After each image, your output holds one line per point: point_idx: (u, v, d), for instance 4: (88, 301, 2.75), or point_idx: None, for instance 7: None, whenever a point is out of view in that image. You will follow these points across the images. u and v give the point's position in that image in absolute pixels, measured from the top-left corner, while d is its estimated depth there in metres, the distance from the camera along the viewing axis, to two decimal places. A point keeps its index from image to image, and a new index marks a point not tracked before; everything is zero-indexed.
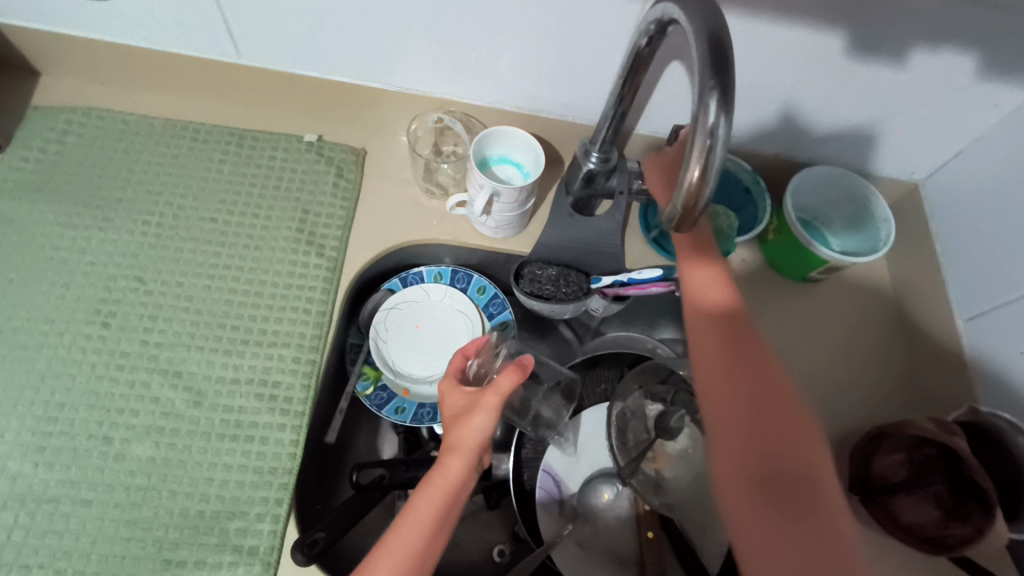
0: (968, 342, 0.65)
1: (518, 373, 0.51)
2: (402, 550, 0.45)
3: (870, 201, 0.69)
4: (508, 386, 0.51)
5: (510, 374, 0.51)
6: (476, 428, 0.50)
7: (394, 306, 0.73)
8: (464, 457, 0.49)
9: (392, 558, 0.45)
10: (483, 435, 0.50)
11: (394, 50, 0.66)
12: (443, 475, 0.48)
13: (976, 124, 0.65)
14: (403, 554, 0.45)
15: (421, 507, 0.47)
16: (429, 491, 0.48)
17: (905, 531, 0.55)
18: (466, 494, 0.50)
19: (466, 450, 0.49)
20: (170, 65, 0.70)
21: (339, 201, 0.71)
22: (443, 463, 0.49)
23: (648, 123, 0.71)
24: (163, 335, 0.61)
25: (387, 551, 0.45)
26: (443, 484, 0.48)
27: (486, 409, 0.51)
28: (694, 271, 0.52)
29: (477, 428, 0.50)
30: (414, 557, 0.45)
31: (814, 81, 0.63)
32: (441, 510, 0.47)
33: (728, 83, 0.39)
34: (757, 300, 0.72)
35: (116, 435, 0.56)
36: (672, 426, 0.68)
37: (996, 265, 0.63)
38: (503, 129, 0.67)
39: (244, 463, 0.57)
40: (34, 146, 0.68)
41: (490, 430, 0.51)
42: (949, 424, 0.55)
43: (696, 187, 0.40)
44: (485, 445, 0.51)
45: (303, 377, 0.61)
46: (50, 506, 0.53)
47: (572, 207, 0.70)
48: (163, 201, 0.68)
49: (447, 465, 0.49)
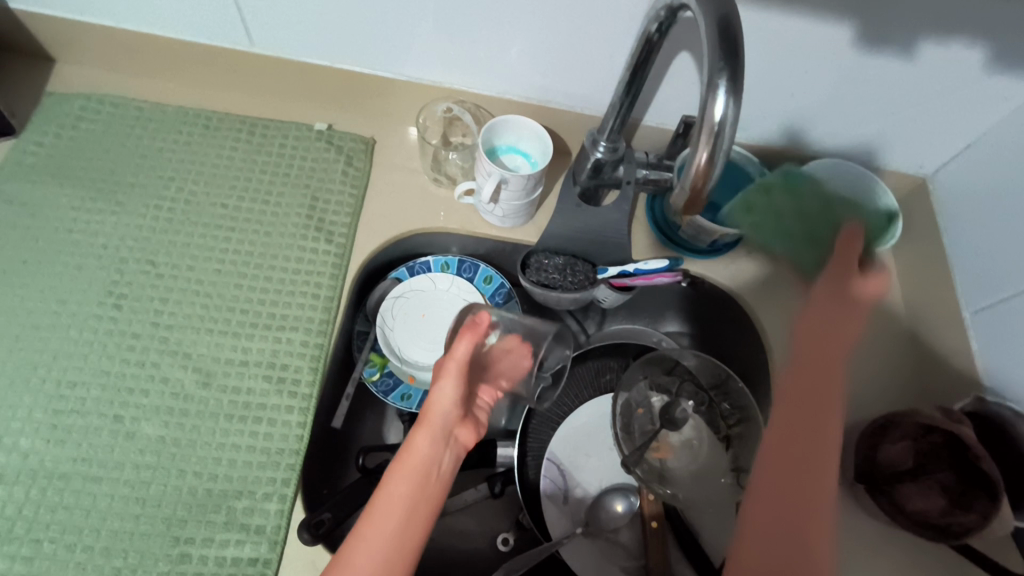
0: (974, 333, 0.64)
1: (471, 336, 0.51)
2: (378, 535, 0.42)
3: (877, 190, 0.69)
4: (463, 350, 0.51)
5: (464, 337, 0.51)
6: (434, 397, 0.50)
7: (401, 294, 0.74)
8: (428, 429, 0.48)
9: (364, 544, 0.42)
10: (445, 404, 0.49)
11: (403, 40, 0.67)
12: (410, 451, 0.47)
13: (984, 117, 0.65)
14: (379, 538, 0.42)
15: (395, 487, 0.45)
16: (402, 471, 0.46)
17: (910, 518, 0.56)
18: (445, 471, 0.47)
19: (428, 423, 0.49)
20: (183, 52, 0.71)
21: (348, 188, 0.71)
22: (410, 438, 0.48)
23: (655, 115, 0.71)
24: (173, 317, 0.62)
25: (364, 536, 0.43)
26: (413, 459, 0.46)
27: (444, 374, 0.51)
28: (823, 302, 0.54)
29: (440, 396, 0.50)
30: (389, 541, 0.42)
31: (823, 72, 0.63)
32: (412, 488, 0.45)
33: (737, 66, 0.40)
34: (764, 295, 0.73)
35: (126, 414, 0.57)
36: (677, 417, 0.70)
37: (1001, 259, 0.63)
38: (512, 118, 0.67)
39: (252, 443, 0.57)
40: (49, 131, 0.69)
41: (453, 396, 0.50)
42: (955, 413, 0.57)
43: (704, 170, 0.42)
44: (456, 416, 0.50)
45: (311, 361, 0.62)
46: (61, 483, 0.54)
47: (578, 197, 0.70)
48: (175, 186, 0.69)
49: (413, 439, 0.48)
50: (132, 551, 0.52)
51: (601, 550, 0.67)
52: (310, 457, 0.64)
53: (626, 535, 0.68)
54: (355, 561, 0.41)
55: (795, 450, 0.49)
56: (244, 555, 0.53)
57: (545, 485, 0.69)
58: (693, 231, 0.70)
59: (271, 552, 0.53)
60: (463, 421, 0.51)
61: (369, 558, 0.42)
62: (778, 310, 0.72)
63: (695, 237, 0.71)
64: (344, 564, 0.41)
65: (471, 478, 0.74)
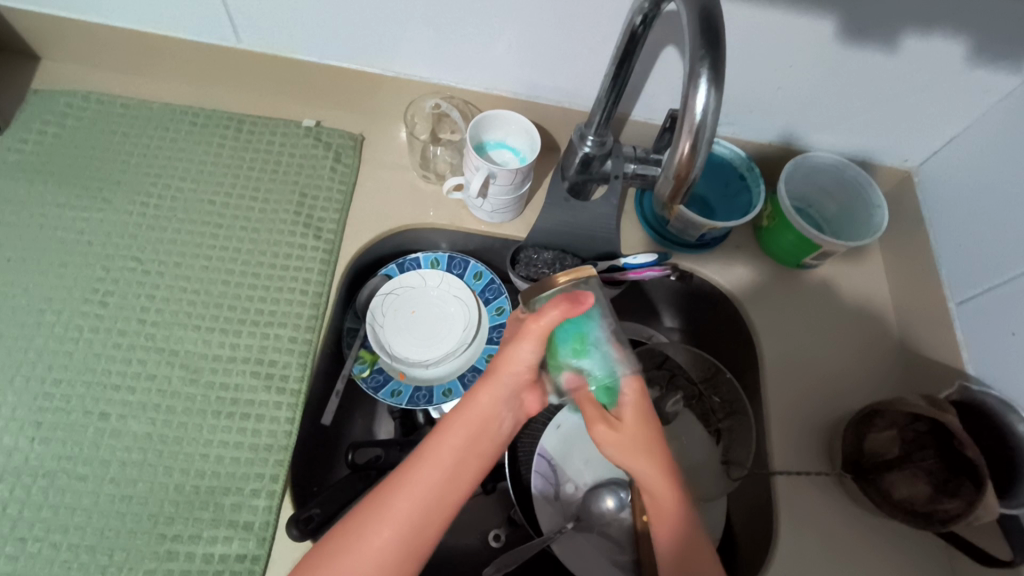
0: (959, 324, 0.65)
1: (568, 306, 0.46)
2: (424, 481, 0.43)
3: (864, 190, 0.71)
4: (552, 318, 0.45)
5: (559, 306, 0.45)
6: (511, 354, 0.46)
7: (390, 291, 0.73)
8: (498, 387, 0.45)
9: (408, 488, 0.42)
10: (518, 364, 0.46)
11: (392, 36, 0.67)
12: (472, 405, 0.45)
13: (967, 110, 0.66)
14: (425, 485, 0.43)
15: (448, 438, 0.44)
16: (459, 426, 0.44)
17: (896, 506, 0.56)
18: (502, 434, 0.45)
19: (500, 381, 0.46)
20: (169, 49, 0.70)
21: (337, 184, 0.71)
22: (476, 392, 0.46)
23: (642, 110, 0.71)
24: (160, 314, 0.62)
25: (411, 479, 0.43)
26: (474, 416, 0.45)
27: (528, 335, 0.46)
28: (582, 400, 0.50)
29: (519, 357, 0.46)
30: (432, 490, 0.42)
31: (808, 65, 0.63)
32: (466, 444, 0.44)
33: (719, 55, 0.41)
34: (754, 290, 0.72)
35: (112, 411, 0.57)
36: (667, 412, 0.69)
37: (985, 248, 0.63)
38: (500, 114, 0.68)
39: (240, 439, 0.57)
40: (34, 128, 0.69)
41: (531, 358, 0.46)
42: (941, 401, 0.57)
43: (687, 159, 0.43)
44: (528, 379, 0.47)
45: (299, 357, 0.62)
46: (46, 481, 0.53)
47: (567, 191, 0.70)
48: (161, 184, 0.68)
49: (479, 394, 0.45)
50: (118, 549, 0.51)
51: (593, 544, 0.67)
52: (298, 454, 0.63)
53: (616, 528, 0.67)
54: (397, 503, 0.42)
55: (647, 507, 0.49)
56: (232, 552, 0.53)
57: (536, 481, 0.69)
58: (680, 224, 0.70)
59: (258, 548, 0.53)
60: (533, 385, 0.47)
61: (410, 503, 0.42)
62: (769, 304, 0.72)
63: (683, 232, 0.71)
64: (385, 502, 0.42)
65: None
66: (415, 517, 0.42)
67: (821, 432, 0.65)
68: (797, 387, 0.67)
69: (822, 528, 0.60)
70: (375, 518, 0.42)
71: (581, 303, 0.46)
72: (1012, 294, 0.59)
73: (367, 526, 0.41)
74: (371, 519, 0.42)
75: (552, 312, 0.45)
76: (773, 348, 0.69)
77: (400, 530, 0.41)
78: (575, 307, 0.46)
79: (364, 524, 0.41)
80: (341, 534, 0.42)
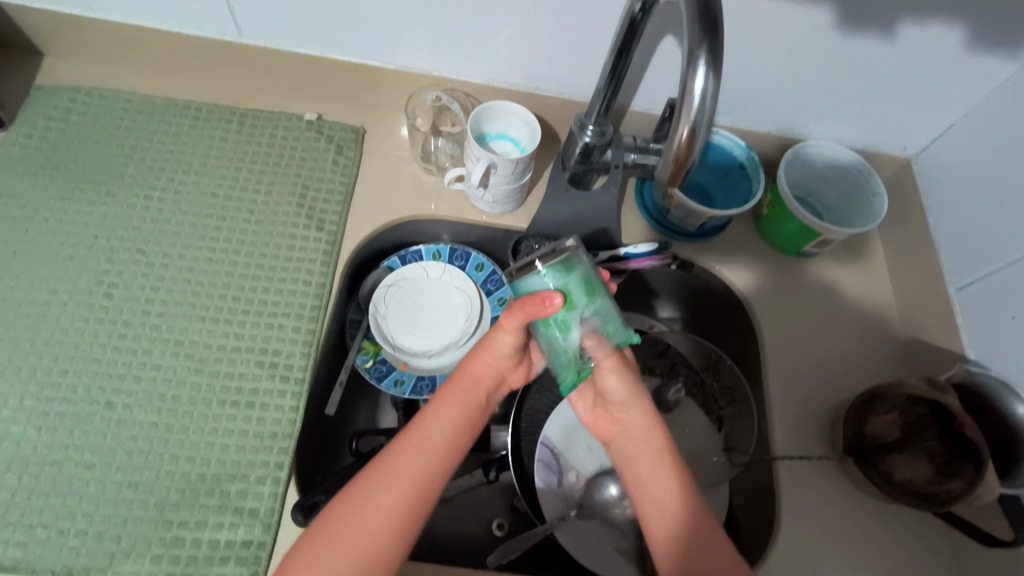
0: (960, 311, 0.65)
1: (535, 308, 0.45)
2: (426, 449, 0.46)
3: (864, 178, 0.71)
4: (517, 320, 0.46)
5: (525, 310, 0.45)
6: (494, 341, 0.49)
7: (394, 282, 0.74)
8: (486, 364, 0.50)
9: (412, 457, 0.46)
10: (502, 348, 0.49)
11: (392, 28, 0.67)
12: (466, 378, 0.50)
13: (964, 97, 0.66)
14: (428, 452, 0.46)
15: (444, 409, 0.48)
16: (454, 398, 0.49)
17: (899, 488, 0.56)
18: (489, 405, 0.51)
19: (488, 359, 0.50)
20: (170, 43, 0.71)
21: (339, 176, 0.72)
22: (465, 368, 0.50)
23: (641, 100, 0.72)
24: (164, 305, 0.62)
25: (412, 448, 0.46)
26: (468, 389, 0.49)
27: (507, 326, 0.48)
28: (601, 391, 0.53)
29: (500, 345, 0.49)
30: (433, 455, 0.46)
31: (805, 54, 0.64)
32: (461, 413, 0.49)
33: (717, 40, 0.42)
34: (753, 279, 0.72)
35: (118, 400, 0.57)
36: (669, 399, 0.70)
37: (983, 234, 0.63)
38: (500, 105, 0.68)
39: (245, 428, 0.58)
40: (39, 123, 0.69)
41: (512, 344, 0.49)
42: (939, 382, 0.57)
43: (686, 144, 0.44)
44: (512, 361, 0.51)
45: (303, 346, 0.62)
46: (54, 469, 0.54)
47: (567, 182, 0.70)
48: (165, 177, 0.69)
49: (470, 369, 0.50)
50: (124, 536, 0.52)
51: (596, 532, 0.67)
52: (301, 445, 0.64)
53: (620, 516, 0.68)
54: (400, 471, 0.45)
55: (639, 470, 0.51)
56: (238, 538, 0.53)
57: (539, 469, 0.70)
58: (681, 213, 0.70)
59: (264, 535, 0.53)
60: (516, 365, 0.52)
61: (415, 468, 0.46)
62: (770, 293, 0.72)
63: (684, 220, 0.71)
64: (390, 469, 0.45)
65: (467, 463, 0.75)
66: (418, 482, 0.45)
67: (824, 418, 0.65)
68: (797, 373, 0.67)
69: (824, 514, 0.60)
70: (381, 483, 0.45)
71: (548, 306, 0.44)
72: (1009, 281, 0.60)
73: (372, 491, 0.44)
74: (379, 483, 0.45)
75: (519, 316, 0.46)
76: (774, 339, 0.69)
77: (405, 493, 0.45)
78: (541, 308, 0.44)
79: (371, 490, 0.45)
80: (349, 503, 0.44)
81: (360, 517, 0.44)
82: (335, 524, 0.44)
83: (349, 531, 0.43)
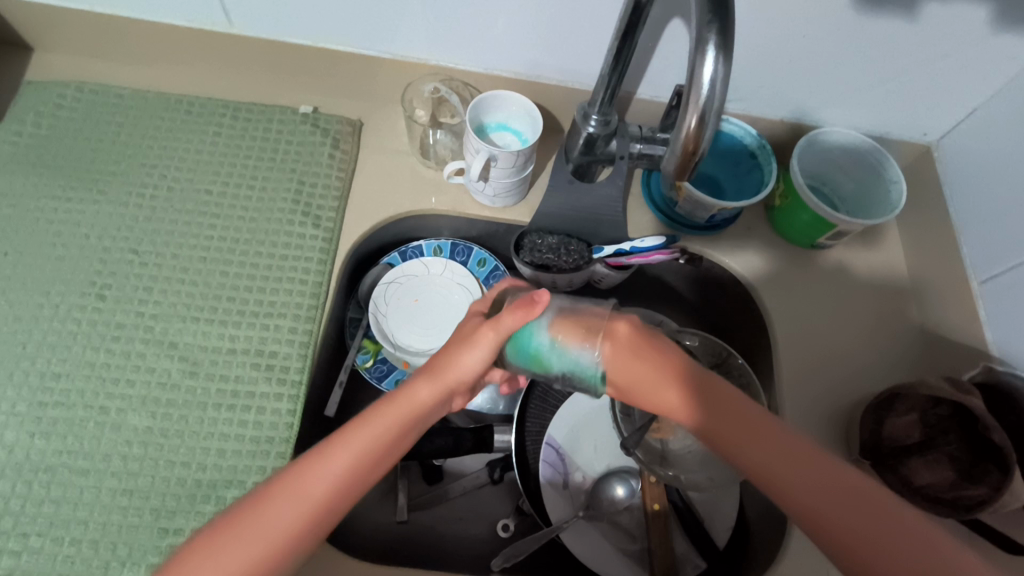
0: (983, 305, 0.62)
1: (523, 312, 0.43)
2: (340, 457, 0.40)
3: (881, 166, 0.68)
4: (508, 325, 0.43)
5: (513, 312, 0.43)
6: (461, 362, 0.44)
7: (394, 280, 0.72)
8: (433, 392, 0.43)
9: (298, 495, 0.38)
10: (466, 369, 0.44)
11: (386, 15, 0.64)
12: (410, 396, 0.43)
13: (991, 80, 0.62)
14: (331, 484, 0.39)
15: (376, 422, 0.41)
16: (387, 413, 0.42)
17: (919, 493, 0.54)
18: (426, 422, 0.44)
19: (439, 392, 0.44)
20: (161, 34, 0.69)
21: (336, 171, 0.69)
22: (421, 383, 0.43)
23: (648, 87, 0.69)
24: (158, 306, 0.61)
25: (324, 467, 0.39)
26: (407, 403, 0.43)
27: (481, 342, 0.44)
28: (642, 363, 0.43)
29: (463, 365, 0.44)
30: (345, 467, 0.40)
31: (821, 35, 0.61)
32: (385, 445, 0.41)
33: (727, 24, 0.40)
34: (768, 276, 0.70)
35: (112, 405, 0.56)
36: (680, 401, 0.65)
37: (1007, 224, 0.60)
38: (501, 95, 0.65)
39: (241, 432, 0.56)
40: (27, 120, 0.68)
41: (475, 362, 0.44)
42: (964, 384, 0.55)
43: (694, 134, 0.42)
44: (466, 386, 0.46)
45: (300, 348, 0.60)
46: (47, 476, 0.53)
47: (572, 174, 0.67)
48: (157, 173, 0.67)
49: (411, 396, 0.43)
50: (120, 544, 0.51)
51: (603, 533, 0.66)
52: (300, 448, 0.62)
53: (628, 518, 0.67)
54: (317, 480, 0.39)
55: (749, 426, 0.41)
56: None
57: (544, 470, 0.68)
58: (689, 205, 0.67)
59: None
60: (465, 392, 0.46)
61: (302, 503, 0.38)
62: (784, 290, 0.69)
63: (693, 213, 0.68)
64: (306, 479, 0.39)
65: (470, 463, 0.73)
66: (307, 515, 0.38)
67: (837, 417, 0.63)
68: (809, 370, 0.65)
69: None
70: (290, 490, 0.39)
71: (536, 303, 0.42)
72: None
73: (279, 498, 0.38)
74: (261, 507, 0.38)
75: (502, 317, 0.44)
76: (786, 334, 0.67)
77: (306, 513, 0.38)
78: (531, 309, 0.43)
79: (274, 500, 0.38)
80: (229, 533, 0.37)
81: (265, 524, 0.38)
82: (208, 552, 0.37)
83: (230, 556, 0.37)
